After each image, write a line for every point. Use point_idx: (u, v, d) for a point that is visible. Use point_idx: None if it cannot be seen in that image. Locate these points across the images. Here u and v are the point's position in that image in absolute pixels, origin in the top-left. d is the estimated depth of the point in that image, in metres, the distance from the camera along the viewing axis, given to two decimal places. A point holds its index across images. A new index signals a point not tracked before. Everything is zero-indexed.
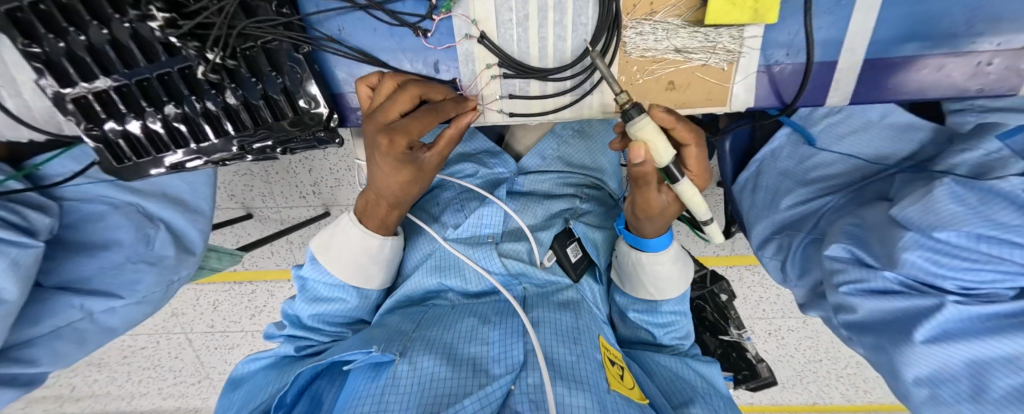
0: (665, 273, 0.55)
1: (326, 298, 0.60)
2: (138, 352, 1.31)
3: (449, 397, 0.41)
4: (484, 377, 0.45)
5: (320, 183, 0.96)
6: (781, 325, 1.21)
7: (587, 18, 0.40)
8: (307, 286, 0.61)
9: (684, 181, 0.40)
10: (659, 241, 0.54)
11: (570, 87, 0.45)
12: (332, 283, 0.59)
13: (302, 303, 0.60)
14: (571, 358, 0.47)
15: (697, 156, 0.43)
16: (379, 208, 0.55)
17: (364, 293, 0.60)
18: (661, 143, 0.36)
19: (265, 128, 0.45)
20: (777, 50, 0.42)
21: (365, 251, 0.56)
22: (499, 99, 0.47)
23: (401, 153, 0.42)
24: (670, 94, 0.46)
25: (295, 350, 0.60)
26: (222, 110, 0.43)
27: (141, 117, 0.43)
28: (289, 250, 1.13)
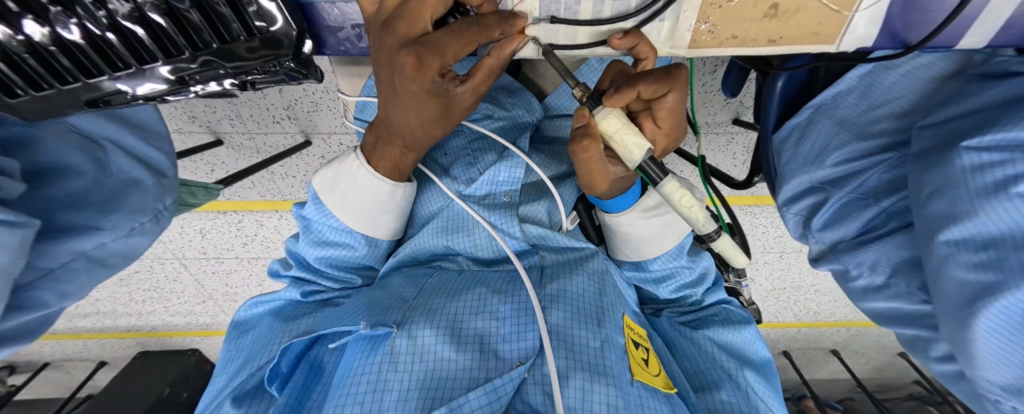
0: (637, 236, 0.48)
1: (334, 242, 0.49)
2: (134, 275, 1.25)
3: (456, 385, 0.35)
4: (493, 360, 0.38)
5: (295, 107, 0.80)
6: (783, 264, 1.21)
7: None
8: (312, 227, 0.50)
9: (668, 182, 0.34)
10: (617, 201, 0.46)
11: (633, 10, 0.33)
12: (338, 226, 0.47)
13: (306, 245, 0.50)
14: (593, 345, 0.40)
15: (671, 107, 0.33)
16: (391, 148, 0.42)
17: (376, 243, 0.50)
18: (630, 136, 0.30)
19: (208, 54, 0.33)
20: None
21: (376, 196, 0.44)
22: (536, 23, 0.34)
23: (430, 82, 0.31)
24: (767, 23, 0.34)
25: (302, 294, 0.50)
26: (140, 24, 0.30)
27: (14, 26, 0.28)
28: (272, 181, 1.01)
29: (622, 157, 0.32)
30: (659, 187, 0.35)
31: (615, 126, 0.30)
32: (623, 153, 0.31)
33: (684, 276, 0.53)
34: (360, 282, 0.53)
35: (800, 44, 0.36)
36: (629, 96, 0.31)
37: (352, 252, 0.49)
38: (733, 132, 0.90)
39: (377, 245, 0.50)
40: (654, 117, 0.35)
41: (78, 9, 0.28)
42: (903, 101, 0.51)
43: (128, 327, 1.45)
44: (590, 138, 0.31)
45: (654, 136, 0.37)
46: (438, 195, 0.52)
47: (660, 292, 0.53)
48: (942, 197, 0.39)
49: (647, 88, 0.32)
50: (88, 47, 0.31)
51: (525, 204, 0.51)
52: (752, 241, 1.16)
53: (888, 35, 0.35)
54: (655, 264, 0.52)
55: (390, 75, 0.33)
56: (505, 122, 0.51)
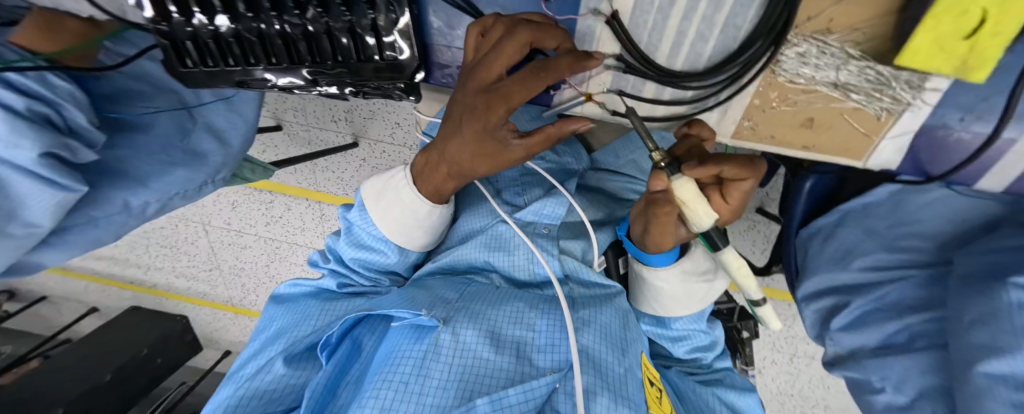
0: (669, 298, 0.47)
1: (369, 246, 0.54)
2: (163, 229, 1.32)
3: (493, 383, 0.38)
4: (527, 367, 0.41)
5: (356, 112, 0.90)
6: (789, 366, 1.17)
7: (743, 21, 0.33)
8: (351, 231, 0.55)
9: (729, 254, 0.34)
10: (662, 256, 0.44)
11: (690, 99, 0.39)
12: (376, 234, 0.52)
13: (344, 244, 0.55)
14: (619, 370, 0.42)
15: (745, 188, 0.34)
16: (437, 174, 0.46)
17: (406, 253, 0.54)
18: (702, 208, 0.32)
19: (342, 67, 0.40)
20: (952, 111, 0.35)
21: (414, 213, 0.49)
22: (607, 92, 0.40)
23: (492, 124, 0.35)
24: (804, 132, 0.39)
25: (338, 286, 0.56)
26: (303, 35, 0.38)
27: (212, 19, 0.37)
28: (312, 172, 1.09)
29: (690, 222, 0.34)
30: (717, 254, 0.36)
31: (691, 197, 0.32)
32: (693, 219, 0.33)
33: (700, 340, 0.55)
34: (382, 292, 0.55)
35: (831, 154, 0.41)
36: (711, 171, 0.32)
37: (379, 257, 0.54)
38: (755, 220, 0.93)
39: (407, 255, 0.55)
40: (724, 193, 0.35)
41: (264, 18, 0.37)
42: (928, 225, 0.54)
43: (137, 277, 1.50)
44: (671, 203, 0.33)
45: (720, 211, 0.36)
46: (487, 214, 0.55)
47: (675, 350, 0.55)
48: (987, 326, 0.40)
49: (730, 169, 0.32)
50: (256, 43, 0.39)
51: (565, 239, 0.53)
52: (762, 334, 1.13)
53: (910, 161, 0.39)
54: (677, 323, 0.53)
55: (461, 112, 0.38)
56: (553, 165, 0.57)
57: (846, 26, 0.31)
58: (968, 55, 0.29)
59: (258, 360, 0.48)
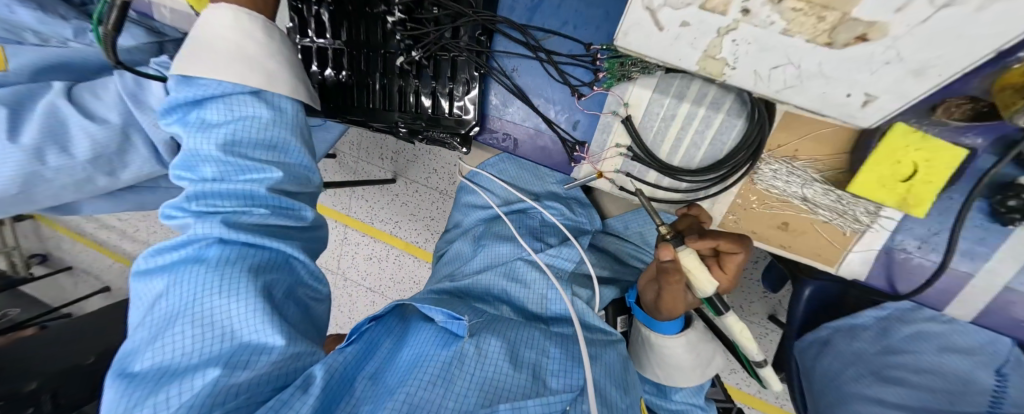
0: (676, 365, 0.48)
1: (223, 120, 0.34)
2: None
3: (513, 393, 0.33)
4: (542, 389, 0.35)
5: (402, 154, 1.03)
6: None
7: (728, 139, 0.42)
8: (191, 117, 0.36)
9: (730, 316, 0.40)
10: (670, 323, 0.48)
11: (684, 189, 0.47)
12: (229, 106, 0.34)
13: (187, 141, 0.35)
14: (623, 404, 0.39)
15: (739, 263, 0.40)
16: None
17: (277, 105, 0.37)
18: (705, 276, 0.38)
19: (417, 119, 0.51)
20: (908, 239, 0.42)
21: (253, 42, 0.36)
22: (618, 172, 0.48)
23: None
24: (780, 234, 0.46)
25: (221, 219, 0.33)
26: (396, 92, 0.50)
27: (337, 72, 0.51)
28: (346, 198, 1.19)
29: (697, 288, 0.39)
30: (721, 316, 0.41)
31: (695, 265, 0.38)
32: (701, 287, 0.39)
33: None
34: (277, 175, 0.34)
35: (807, 258, 0.46)
36: (709, 243, 0.40)
37: (253, 115, 0.35)
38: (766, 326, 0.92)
39: (281, 105, 0.37)
40: (721, 265, 0.41)
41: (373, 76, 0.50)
42: None
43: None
44: (677, 271, 0.39)
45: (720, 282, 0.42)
46: (506, 250, 0.57)
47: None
48: None
49: (725, 243, 0.40)
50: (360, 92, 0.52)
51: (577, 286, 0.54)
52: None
53: (883, 277, 0.44)
54: (677, 394, 0.54)
55: None
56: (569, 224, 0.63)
57: (809, 155, 0.41)
58: (907, 194, 0.36)
59: (151, 328, 0.31)
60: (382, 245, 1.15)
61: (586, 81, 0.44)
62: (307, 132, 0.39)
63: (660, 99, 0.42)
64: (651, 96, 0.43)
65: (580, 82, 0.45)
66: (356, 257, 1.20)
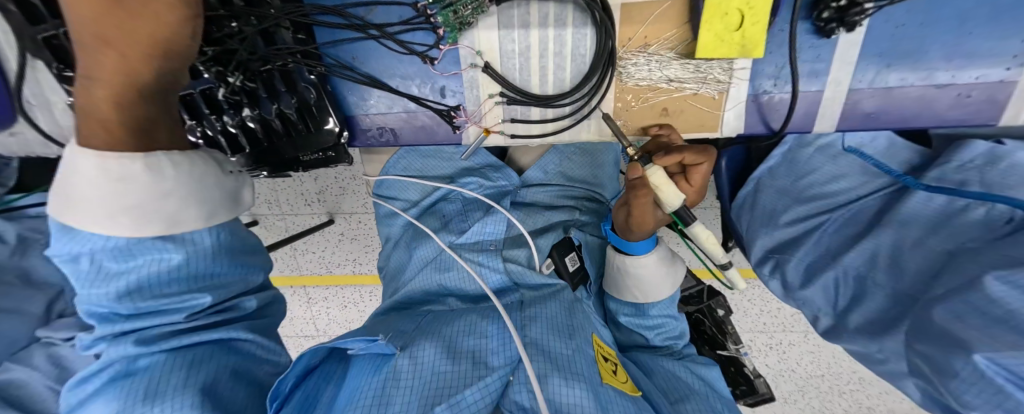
0: (647, 278, 0.53)
1: (127, 266, 0.28)
2: None
3: (454, 384, 0.37)
4: (483, 369, 0.39)
5: (325, 191, 0.96)
6: (800, 343, 1.14)
7: (585, 49, 0.43)
8: (70, 268, 0.28)
9: (697, 223, 0.42)
10: (641, 243, 0.52)
11: (569, 113, 0.47)
12: (123, 249, 0.27)
13: (84, 291, 0.28)
14: (565, 351, 0.42)
15: (704, 172, 0.44)
16: (100, 80, 0.28)
17: (193, 239, 0.30)
18: (671, 190, 0.41)
19: (279, 148, 0.46)
20: (765, 80, 0.45)
21: (144, 176, 0.27)
22: (502, 122, 0.48)
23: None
24: (665, 121, 0.48)
25: (137, 345, 0.29)
26: (240, 129, 0.45)
27: None
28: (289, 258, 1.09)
29: (665, 204, 0.42)
30: (690, 227, 0.43)
31: (662, 180, 0.41)
32: (668, 199, 0.41)
33: (671, 327, 0.59)
34: (208, 300, 0.31)
35: (695, 133, 0.49)
36: (675, 158, 0.42)
37: (160, 258, 0.28)
38: None
39: (198, 242, 0.31)
40: (687, 179, 0.45)
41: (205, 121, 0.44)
42: None
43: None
44: (644, 189, 0.41)
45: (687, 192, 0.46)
46: (435, 243, 0.56)
47: (650, 338, 0.58)
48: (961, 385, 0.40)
49: (689, 155, 0.43)
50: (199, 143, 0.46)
51: (508, 249, 0.56)
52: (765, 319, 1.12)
53: (757, 122, 0.48)
54: (653, 310, 0.57)
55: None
56: (493, 192, 0.63)
57: (658, 38, 0.42)
58: (743, 41, 0.39)
59: None
60: (344, 290, 1.09)
61: (430, 43, 0.43)
62: (236, 250, 0.34)
63: (508, 33, 0.42)
64: (498, 34, 0.42)
65: (425, 46, 0.43)
66: (325, 314, 1.13)
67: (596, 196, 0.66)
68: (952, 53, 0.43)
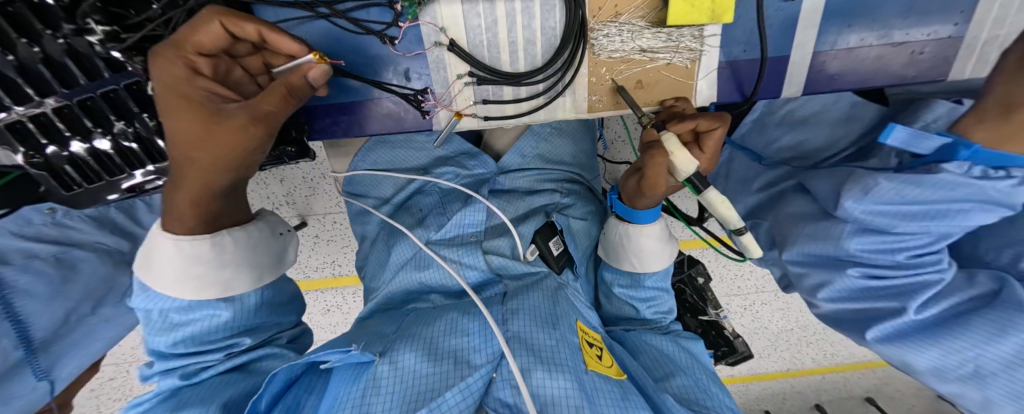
0: (648, 246, 0.53)
1: (189, 320, 0.39)
2: (106, 383, 1.18)
3: (432, 389, 0.36)
4: (466, 368, 0.38)
5: (294, 193, 0.89)
6: (772, 302, 1.21)
7: (555, 22, 0.41)
8: (151, 315, 0.39)
9: (711, 191, 0.39)
10: (646, 212, 0.51)
11: (542, 90, 0.46)
12: (178, 305, 0.38)
13: (153, 337, 0.39)
14: (550, 342, 0.42)
15: (718, 138, 0.40)
16: (188, 183, 0.35)
17: (238, 299, 0.40)
18: (684, 156, 0.38)
19: None
20: (734, 47, 0.45)
21: (195, 258, 0.36)
22: (473, 104, 0.46)
23: (184, 71, 0.32)
24: (640, 93, 0.47)
25: (184, 379, 0.39)
26: None
27: (87, 140, 0.39)
28: None
29: (676, 169, 0.39)
30: (702, 194, 0.39)
31: (676, 146, 0.39)
32: (679, 165, 0.39)
33: (664, 300, 0.59)
34: (246, 341, 0.41)
35: None
36: (689, 125, 0.40)
37: (214, 314, 0.39)
38: None
39: (244, 301, 0.41)
40: (700, 146, 0.42)
41: (137, 122, 0.40)
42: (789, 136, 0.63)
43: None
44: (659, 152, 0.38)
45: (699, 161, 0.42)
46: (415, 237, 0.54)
47: (642, 311, 0.58)
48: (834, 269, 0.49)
49: (704, 123, 0.40)
50: (134, 144, 0.42)
51: (488, 240, 0.55)
52: (740, 282, 1.18)
53: (728, 92, 0.48)
54: (651, 279, 0.57)
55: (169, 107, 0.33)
56: (470, 180, 0.60)
57: (629, 7, 0.41)
58: (713, 5, 0.39)
59: None
60: (324, 293, 1.05)
61: (388, 21, 0.40)
62: (271, 303, 0.45)
63: (472, 7, 0.39)
64: (462, 8, 0.39)
65: (383, 25, 0.39)
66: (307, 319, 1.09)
67: (575, 178, 0.65)
68: (906, 11, 0.44)
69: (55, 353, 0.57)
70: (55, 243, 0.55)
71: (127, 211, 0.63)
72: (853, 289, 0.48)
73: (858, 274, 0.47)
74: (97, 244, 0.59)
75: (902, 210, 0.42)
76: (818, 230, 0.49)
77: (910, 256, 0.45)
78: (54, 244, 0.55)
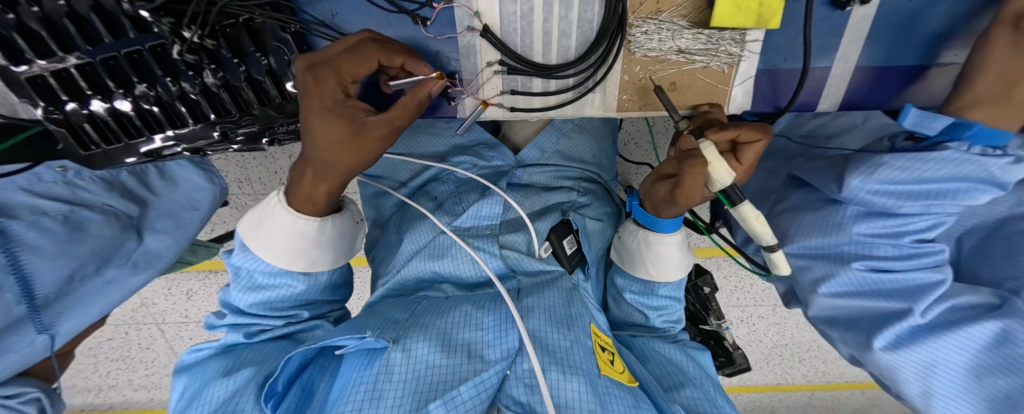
0: (667, 253, 0.51)
1: (268, 284, 0.46)
2: (106, 342, 1.20)
3: (447, 383, 0.37)
4: (480, 363, 0.40)
5: None
6: (771, 316, 1.20)
7: (592, 14, 0.39)
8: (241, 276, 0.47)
9: (746, 204, 0.39)
10: (671, 222, 0.50)
11: (572, 84, 0.45)
12: (269, 270, 0.45)
13: (238, 293, 0.47)
14: (564, 344, 0.42)
15: (757, 151, 0.38)
16: (319, 178, 0.40)
17: (314, 276, 0.47)
18: (724, 168, 0.37)
19: (250, 114, 0.43)
20: (775, 55, 0.43)
21: (300, 237, 0.42)
22: (501, 94, 0.45)
23: (330, 96, 0.36)
24: (672, 95, 0.46)
25: (246, 337, 0.48)
26: (202, 94, 0.40)
27: (108, 100, 0.38)
28: None
29: (712, 182, 0.38)
30: (736, 207, 0.40)
31: (715, 156, 0.37)
32: (716, 179, 0.38)
33: (674, 309, 0.58)
34: (303, 314, 0.50)
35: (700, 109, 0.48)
36: (730, 135, 0.38)
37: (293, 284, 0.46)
38: None
39: (318, 278, 0.48)
40: (736, 157, 0.39)
41: (159, 85, 0.39)
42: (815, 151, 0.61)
43: (84, 405, 1.33)
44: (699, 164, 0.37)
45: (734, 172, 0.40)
46: (429, 225, 0.54)
47: (651, 318, 0.57)
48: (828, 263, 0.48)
49: (748, 133, 0.38)
50: (154, 109, 0.40)
51: (504, 234, 0.54)
52: (740, 293, 1.18)
53: (762, 101, 0.47)
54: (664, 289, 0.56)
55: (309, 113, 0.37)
56: (487, 171, 0.59)
57: (671, 5, 0.39)
58: (761, 10, 0.37)
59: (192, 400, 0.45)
60: None
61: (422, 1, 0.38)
62: (335, 282, 0.52)
63: None
64: None
65: (416, 4, 0.38)
66: None
67: (593, 177, 0.64)
68: (960, 31, 0.42)
69: (58, 312, 0.56)
70: (64, 202, 0.55)
71: (138, 175, 0.61)
72: (860, 282, 0.46)
73: (863, 267, 0.45)
74: (106, 207, 0.58)
75: (909, 190, 0.40)
76: (817, 219, 0.49)
77: (914, 243, 0.44)
78: (62, 202, 0.55)
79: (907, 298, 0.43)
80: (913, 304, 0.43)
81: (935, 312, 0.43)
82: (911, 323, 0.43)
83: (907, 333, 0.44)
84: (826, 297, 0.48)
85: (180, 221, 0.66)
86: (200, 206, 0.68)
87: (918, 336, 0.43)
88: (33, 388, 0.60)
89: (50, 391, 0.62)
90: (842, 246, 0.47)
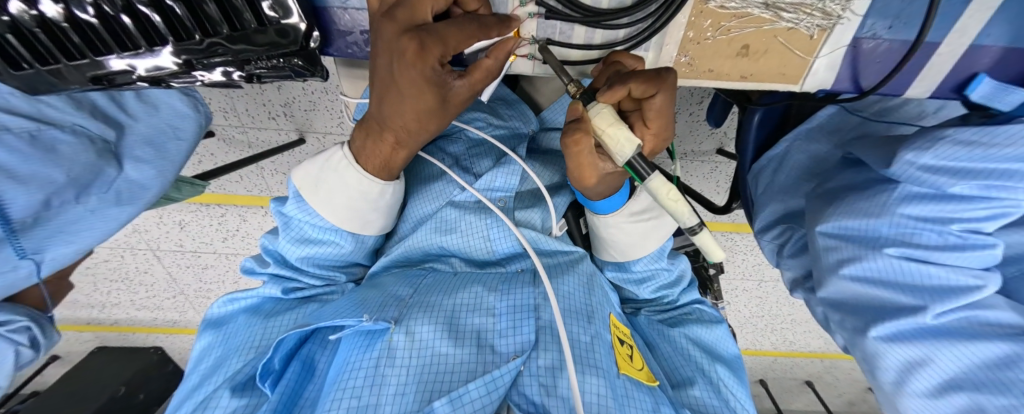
0: (620, 238, 0.48)
1: (319, 239, 0.46)
2: (102, 264, 1.16)
3: (455, 377, 0.34)
4: (490, 355, 0.37)
5: (293, 104, 0.78)
6: (765, 293, 1.20)
7: None
8: (292, 225, 0.46)
9: (654, 178, 0.32)
10: (606, 202, 0.46)
11: (621, 38, 0.37)
12: (320, 224, 0.44)
13: (286, 243, 0.46)
14: (584, 340, 0.39)
15: (659, 109, 0.34)
16: (399, 142, 0.38)
17: (362, 239, 0.47)
18: (620, 133, 0.31)
19: (218, 40, 0.34)
20: (880, 20, 0.34)
21: (364, 197, 0.42)
22: (533, 41, 0.37)
23: (431, 69, 0.30)
24: (739, 61, 0.39)
25: (283, 292, 0.46)
26: (155, 9, 0.31)
27: (31, 3, 0.30)
28: (261, 176, 0.96)
29: (612, 152, 0.32)
30: (644, 183, 0.33)
31: (607, 122, 0.31)
32: (613, 150, 0.32)
33: (663, 278, 0.54)
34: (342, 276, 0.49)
35: (769, 82, 0.41)
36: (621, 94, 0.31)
37: (340, 243, 0.46)
38: (715, 161, 0.91)
39: (365, 241, 0.47)
40: (644, 118, 0.36)
41: None
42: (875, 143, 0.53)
43: (89, 319, 1.35)
44: (581, 131, 0.32)
45: (642, 136, 0.37)
46: (437, 188, 0.49)
47: (641, 292, 0.54)
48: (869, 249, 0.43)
49: (635, 88, 0.31)
50: (93, 20, 0.31)
51: (520, 210, 0.49)
52: (732, 268, 1.15)
53: (846, 79, 0.39)
54: (637, 265, 0.52)
55: (389, 64, 0.32)
56: (502, 131, 0.51)
57: None
58: None
59: (201, 373, 0.44)
60: None
61: None
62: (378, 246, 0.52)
63: None
64: None
65: None
66: None
67: None
68: None
69: (40, 238, 0.49)
70: (30, 118, 0.47)
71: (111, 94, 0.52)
72: (889, 270, 0.40)
73: (899, 254, 0.40)
74: (78, 128, 0.50)
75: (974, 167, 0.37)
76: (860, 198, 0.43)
77: (960, 233, 0.39)
78: (27, 119, 0.46)
79: (928, 297, 0.39)
80: (930, 304, 0.38)
81: (949, 314, 0.38)
82: (919, 321, 0.39)
83: (912, 331, 0.39)
84: (849, 281, 0.42)
85: (162, 149, 0.56)
86: (183, 135, 0.58)
87: (922, 335, 0.39)
88: (23, 317, 0.56)
89: (41, 321, 0.59)
90: (882, 229, 0.41)
